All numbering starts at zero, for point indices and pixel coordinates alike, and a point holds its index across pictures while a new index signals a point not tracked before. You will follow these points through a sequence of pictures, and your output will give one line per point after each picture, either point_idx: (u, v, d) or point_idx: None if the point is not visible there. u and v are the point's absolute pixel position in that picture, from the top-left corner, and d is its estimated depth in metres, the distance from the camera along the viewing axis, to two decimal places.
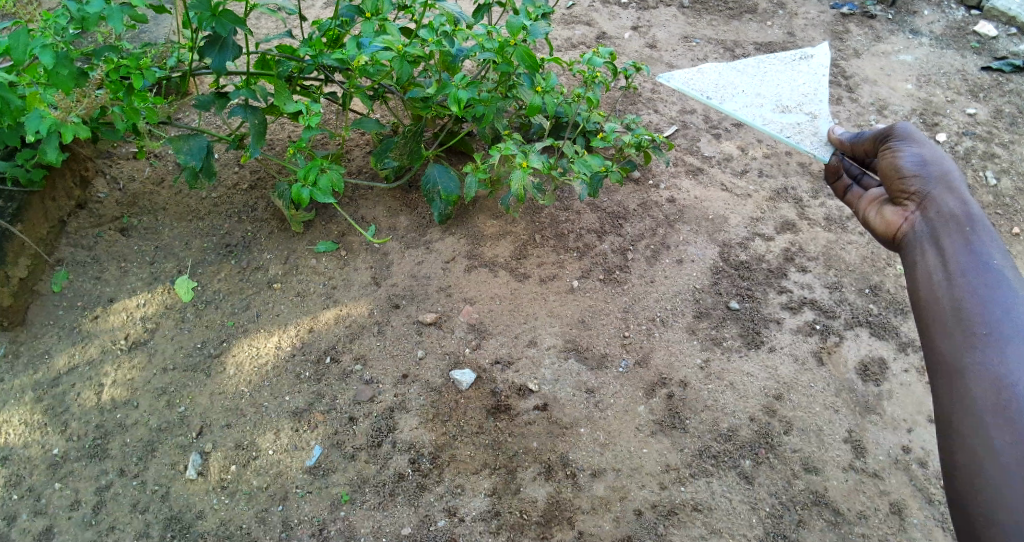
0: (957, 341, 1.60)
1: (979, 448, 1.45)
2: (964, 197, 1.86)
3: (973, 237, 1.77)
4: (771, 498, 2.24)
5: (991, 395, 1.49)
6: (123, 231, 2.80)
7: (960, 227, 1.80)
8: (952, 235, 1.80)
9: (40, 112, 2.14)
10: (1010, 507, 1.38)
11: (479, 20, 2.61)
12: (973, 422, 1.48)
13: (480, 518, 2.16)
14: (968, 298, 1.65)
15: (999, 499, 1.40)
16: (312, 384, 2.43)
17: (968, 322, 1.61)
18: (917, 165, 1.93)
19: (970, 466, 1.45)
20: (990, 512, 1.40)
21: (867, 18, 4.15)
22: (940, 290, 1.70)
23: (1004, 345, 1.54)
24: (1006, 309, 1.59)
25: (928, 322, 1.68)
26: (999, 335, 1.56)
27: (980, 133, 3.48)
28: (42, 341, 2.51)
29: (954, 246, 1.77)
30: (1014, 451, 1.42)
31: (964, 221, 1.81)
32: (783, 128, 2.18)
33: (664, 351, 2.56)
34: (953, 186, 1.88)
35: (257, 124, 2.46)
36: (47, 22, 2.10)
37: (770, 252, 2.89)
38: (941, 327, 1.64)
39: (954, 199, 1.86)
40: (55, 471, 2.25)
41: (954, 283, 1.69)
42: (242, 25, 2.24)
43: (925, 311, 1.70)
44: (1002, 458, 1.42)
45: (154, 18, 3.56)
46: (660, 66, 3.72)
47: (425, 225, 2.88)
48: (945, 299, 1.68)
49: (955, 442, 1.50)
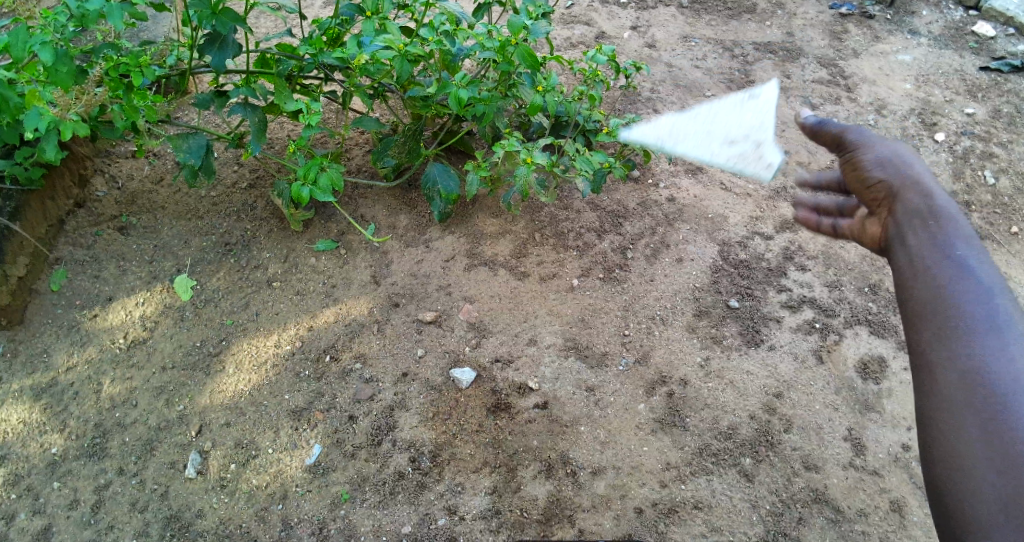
0: (938, 332, 1.30)
1: (947, 444, 1.24)
2: (934, 184, 1.44)
3: (940, 232, 1.38)
4: (771, 496, 2.24)
5: (966, 386, 1.25)
6: (123, 229, 2.79)
7: (923, 223, 1.40)
8: (917, 231, 1.40)
9: (40, 110, 2.14)
10: (976, 503, 1.20)
11: (480, 19, 2.61)
12: (955, 417, 1.25)
13: (480, 516, 2.16)
14: (936, 285, 1.33)
15: (971, 500, 1.21)
16: (312, 383, 2.42)
17: (928, 313, 1.32)
18: (912, 151, 1.51)
19: (948, 467, 1.24)
20: (960, 511, 1.21)
21: (865, 18, 4.16)
22: (915, 279, 1.37)
23: (971, 334, 1.27)
24: (970, 296, 1.30)
25: (912, 315, 1.35)
26: (962, 323, 1.29)
27: (979, 133, 3.49)
28: (41, 340, 2.51)
29: (917, 240, 1.39)
30: (984, 439, 1.21)
31: (937, 215, 1.39)
32: (728, 157, 1.95)
33: (664, 350, 2.56)
34: (913, 172, 1.46)
35: (257, 122, 2.47)
36: (48, 20, 2.10)
37: (770, 251, 2.89)
38: (926, 319, 1.32)
39: (916, 188, 1.43)
40: (53, 470, 2.24)
41: (912, 271, 1.38)
42: (243, 24, 2.24)
43: (912, 305, 1.35)
44: (972, 453, 1.21)
45: (153, 16, 3.56)
46: (659, 66, 3.73)
47: (424, 224, 2.88)
48: (911, 288, 1.37)
49: (935, 446, 1.26)
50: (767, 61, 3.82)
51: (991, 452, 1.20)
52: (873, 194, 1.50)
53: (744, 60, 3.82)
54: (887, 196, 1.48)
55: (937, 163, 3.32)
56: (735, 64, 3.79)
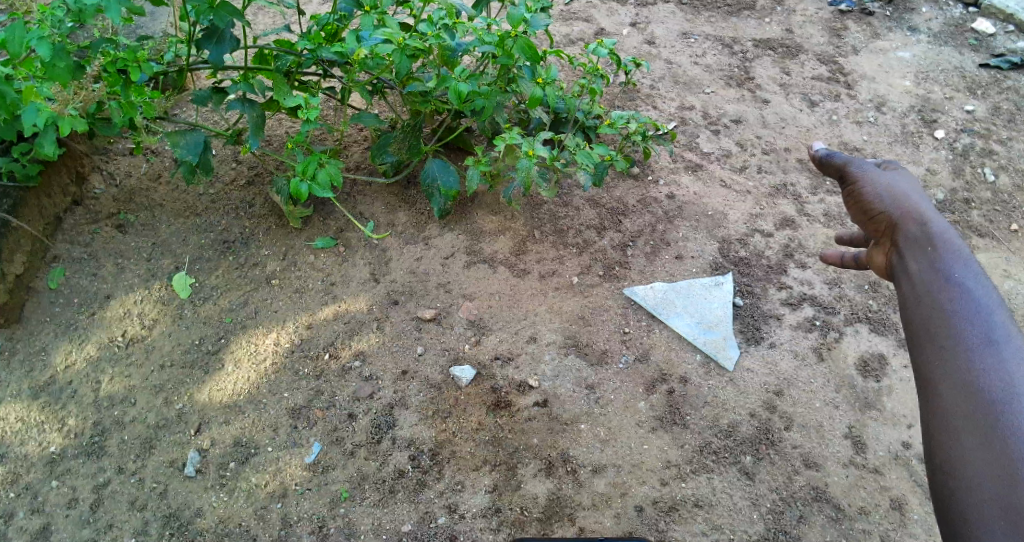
0: (941, 351, 1.42)
1: (947, 453, 1.33)
2: (929, 213, 1.65)
3: (940, 257, 1.55)
4: (772, 494, 2.23)
5: (965, 398, 1.35)
6: (121, 227, 2.78)
7: (923, 250, 1.58)
8: (916, 256, 1.59)
9: (37, 105, 2.12)
10: (973, 504, 1.26)
11: (479, 12, 2.58)
12: (952, 428, 1.34)
13: (480, 514, 2.15)
14: (934, 306, 1.49)
15: (966, 501, 1.27)
16: (311, 381, 2.42)
17: (933, 333, 1.46)
18: (904, 184, 1.74)
19: (945, 474, 1.32)
20: (958, 513, 1.27)
21: (865, 15, 4.15)
22: (917, 302, 1.52)
23: (971, 352, 1.39)
24: (966, 316, 1.44)
25: (919, 335, 1.48)
26: (963, 342, 1.41)
27: (978, 130, 3.48)
28: (39, 338, 2.49)
29: (916, 265, 1.57)
30: (982, 448, 1.29)
31: (932, 241, 1.58)
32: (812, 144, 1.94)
33: (664, 347, 2.56)
34: (910, 205, 1.68)
35: (256, 118, 2.45)
36: (44, 14, 2.07)
37: (770, 249, 2.89)
38: (930, 340, 1.45)
39: (912, 218, 1.64)
40: (52, 469, 2.23)
41: (916, 295, 1.53)
42: (241, 18, 2.22)
43: (918, 324, 1.49)
44: (969, 460, 1.29)
45: (151, 12, 3.53)
46: (659, 62, 3.72)
47: (423, 221, 2.87)
48: (915, 310, 1.52)
49: (936, 451, 1.35)
50: (766, 58, 3.81)
51: (990, 460, 1.27)
52: (876, 225, 1.72)
53: (744, 57, 3.81)
54: (887, 226, 1.69)
55: (936, 161, 3.32)
56: (735, 60, 3.78)
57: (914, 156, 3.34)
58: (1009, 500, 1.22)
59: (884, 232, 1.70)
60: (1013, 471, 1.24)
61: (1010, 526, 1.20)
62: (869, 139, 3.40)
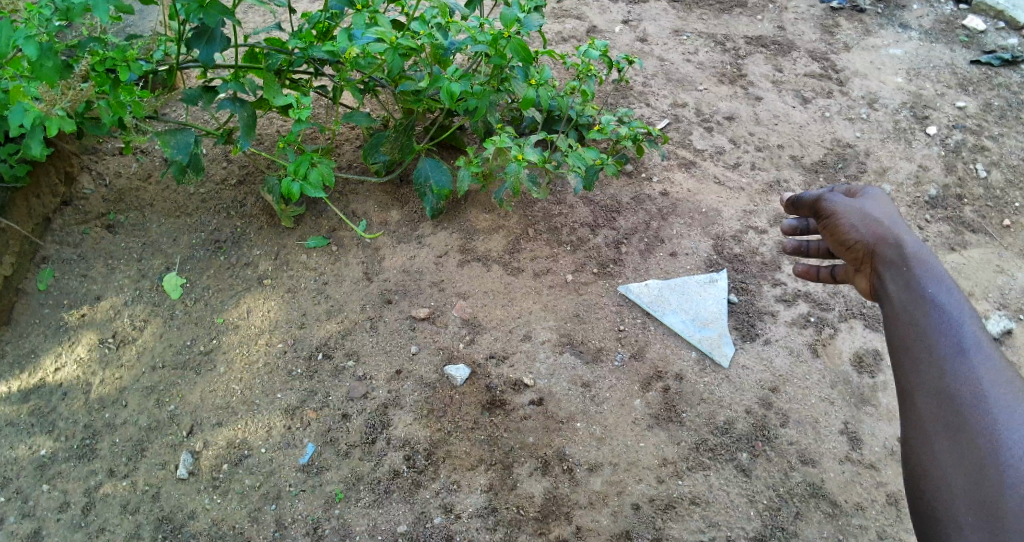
0: (917, 362, 1.51)
1: (922, 455, 1.44)
2: (904, 235, 1.69)
3: (917, 279, 1.61)
4: (768, 491, 2.23)
5: (941, 405, 1.44)
6: (110, 227, 2.75)
7: (900, 271, 1.64)
8: (895, 278, 1.64)
9: (24, 106, 2.10)
10: (947, 504, 1.38)
11: (472, 11, 2.55)
12: (926, 433, 1.45)
13: (476, 514, 2.14)
14: (910, 321, 1.56)
15: (939, 502, 1.39)
16: (305, 381, 2.40)
17: (909, 345, 1.54)
18: (878, 209, 1.78)
19: (920, 476, 1.43)
20: (934, 512, 1.39)
21: (856, 12, 4.16)
22: (896, 318, 1.60)
23: (943, 361, 1.48)
24: (939, 328, 1.52)
25: (897, 348, 1.56)
26: (937, 353, 1.49)
27: (970, 126, 3.48)
28: (29, 341, 2.47)
29: (896, 285, 1.64)
30: (953, 451, 1.40)
31: (908, 263, 1.64)
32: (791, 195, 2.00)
33: (660, 345, 2.55)
34: (883, 229, 1.71)
35: (246, 117, 2.44)
36: (32, 13, 2.02)
37: (764, 245, 2.88)
38: (907, 353, 1.53)
39: (888, 242, 1.69)
40: (42, 473, 2.20)
41: (894, 312, 1.61)
42: (231, 18, 2.20)
43: (897, 339, 1.57)
44: (942, 462, 1.41)
45: (140, 11, 3.50)
46: (652, 59, 3.71)
47: (416, 219, 2.85)
48: (894, 324, 1.60)
49: (911, 456, 1.46)
50: (758, 55, 3.81)
51: (960, 462, 1.39)
52: (854, 253, 1.76)
53: (736, 54, 3.81)
54: (865, 254, 1.73)
55: (929, 157, 3.32)
56: (727, 58, 3.77)
57: (907, 153, 3.33)
58: (981, 497, 1.34)
59: (863, 259, 1.74)
60: (982, 473, 1.35)
61: (981, 522, 1.32)
62: (862, 136, 3.40)
